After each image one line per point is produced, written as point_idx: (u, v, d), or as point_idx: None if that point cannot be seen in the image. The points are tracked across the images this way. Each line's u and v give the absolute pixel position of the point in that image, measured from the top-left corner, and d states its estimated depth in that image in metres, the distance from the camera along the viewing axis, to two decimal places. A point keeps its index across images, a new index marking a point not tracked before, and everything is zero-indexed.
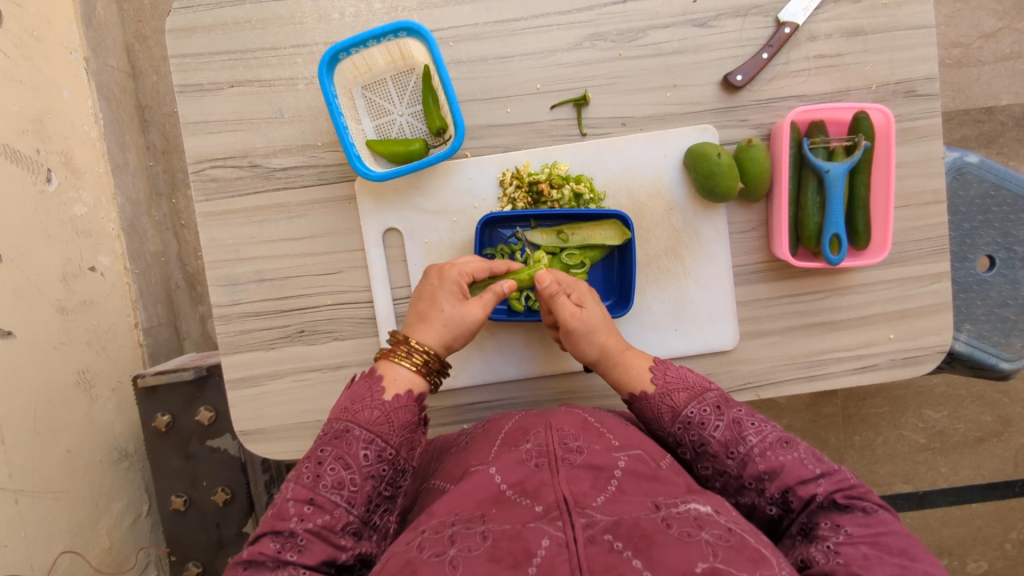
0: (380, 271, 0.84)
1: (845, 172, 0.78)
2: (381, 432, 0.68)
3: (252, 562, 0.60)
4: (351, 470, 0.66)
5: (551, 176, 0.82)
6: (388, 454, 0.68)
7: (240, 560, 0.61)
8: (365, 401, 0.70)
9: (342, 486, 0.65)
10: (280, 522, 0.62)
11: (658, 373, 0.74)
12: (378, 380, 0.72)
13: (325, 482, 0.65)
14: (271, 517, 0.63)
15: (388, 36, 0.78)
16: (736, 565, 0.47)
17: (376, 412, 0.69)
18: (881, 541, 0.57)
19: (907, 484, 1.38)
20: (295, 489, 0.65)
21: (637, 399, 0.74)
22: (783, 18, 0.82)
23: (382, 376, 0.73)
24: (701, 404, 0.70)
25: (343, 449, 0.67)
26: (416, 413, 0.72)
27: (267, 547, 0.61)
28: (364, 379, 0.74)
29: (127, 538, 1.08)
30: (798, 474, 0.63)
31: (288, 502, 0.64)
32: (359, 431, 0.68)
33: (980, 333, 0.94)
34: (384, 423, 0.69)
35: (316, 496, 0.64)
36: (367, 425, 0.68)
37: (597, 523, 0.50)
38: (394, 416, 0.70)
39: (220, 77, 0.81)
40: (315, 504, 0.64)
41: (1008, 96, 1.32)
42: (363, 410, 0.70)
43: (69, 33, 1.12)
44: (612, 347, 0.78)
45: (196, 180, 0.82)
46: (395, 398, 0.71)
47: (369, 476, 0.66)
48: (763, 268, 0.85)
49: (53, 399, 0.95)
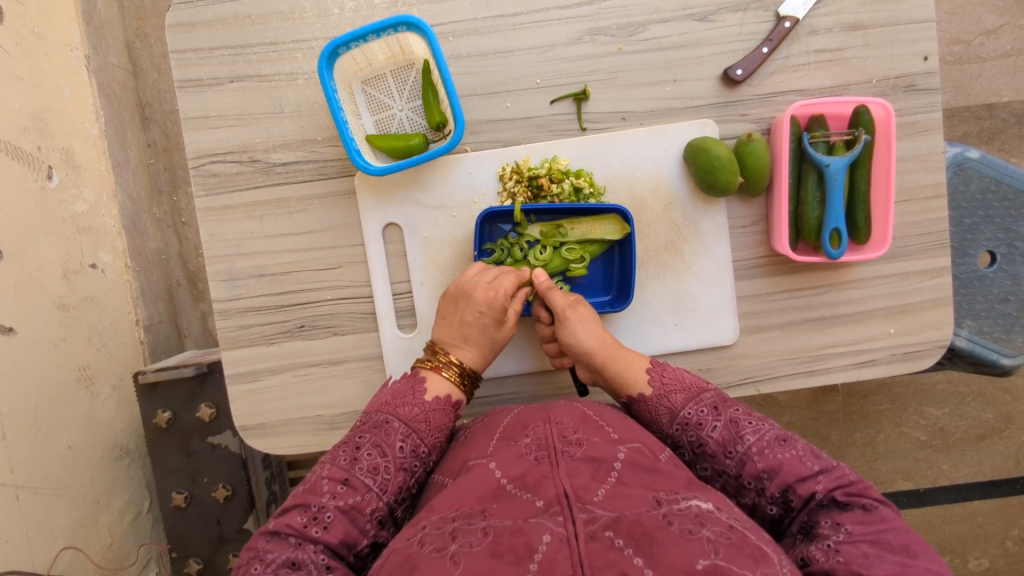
0: (380, 267, 0.84)
1: (844, 166, 0.78)
2: (418, 429, 0.70)
3: (276, 535, 0.61)
4: (387, 458, 0.66)
5: (550, 171, 0.82)
6: (422, 452, 0.69)
7: (266, 530, 0.61)
8: (406, 399, 0.72)
9: (376, 472, 0.66)
10: (312, 497, 0.63)
11: (655, 375, 0.75)
12: (420, 382, 0.74)
13: (361, 465, 0.66)
14: (304, 492, 0.64)
15: (388, 31, 0.77)
16: (739, 562, 0.47)
17: (417, 410, 0.71)
18: (883, 538, 0.56)
19: (908, 481, 1.38)
20: (330, 468, 0.65)
21: (635, 402, 0.75)
22: (783, 12, 0.82)
23: (423, 378, 0.75)
24: (698, 405, 0.70)
25: (381, 438, 0.68)
26: (451, 420, 0.73)
27: (295, 520, 0.61)
28: (406, 378, 0.75)
29: (128, 535, 1.08)
30: (797, 472, 0.63)
31: (323, 479, 0.65)
32: (398, 424, 0.69)
33: (980, 330, 0.93)
34: (422, 421, 0.70)
35: (351, 478, 0.65)
36: (408, 419, 0.70)
37: (598, 519, 0.50)
38: (432, 416, 0.71)
39: (220, 73, 0.81)
40: (349, 484, 0.64)
41: (1008, 92, 1.32)
42: (404, 406, 0.71)
43: (69, 30, 1.12)
44: (608, 346, 0.78)
45: (196, 175, 0.82)
46: (436, 400, 0.73)
47: (401, 469, 0.67)
48: (763, 263, 0.85)
49: (54, 395, 0.95)
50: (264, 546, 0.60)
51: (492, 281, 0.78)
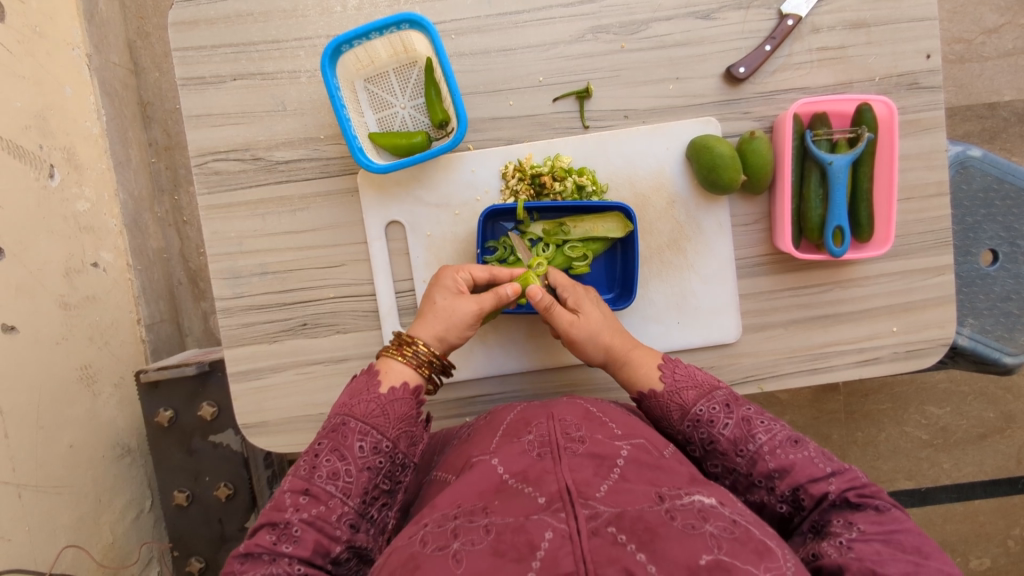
0: (383, 265, 0.84)
1: (847, 164, 0.78)
2: (377, 424, 0.68)
3: (249, 556, 0.61)
4: (346, 461, 0.66)
5: (553, 168, 0.82)
6: (385, 446, 0.68)
7: (238, 553, 0.61)
8: (362, 396, 0.71)
9: (337, 476, 0.65)
10: (277, 513, 0.63)
11: (668, 371, 0.74)
12: (375, 375, 0.73)
13: (321, 473, 0.65)
14: (270, 508, 0.64)
15: (391, 29, 0.77)
16: (742, 558, 0.47)
17: (373, 405, 0.69)
18: (895, 539, 0.56)
19: (910, 480, 1.38)
20: (292, 480, 0.65)
21: (646, 398, 0.74)
22: (786, 10, 0.82)
23: (378, 370, 0.74)
24: (711, 402, 0.70)
25: (339, 441, 0.67)
26: (414, 408, 0.72)
27: (263, 539, 0.61)
28: (364, 375, 0.74)
29: (129, 533, 1.08)
30: (809, 472, 0.63)
31: (285, 493, 0.64)
32: (355, 423, 0.68)
33: (983, 328, 0.93)
34: (380, 415, 0.69)
35: (312, 487, 0.64)
36: (363, 417, 0.68)
37: (600, 515, 0.50)
38: (390, 409, 0.70)
39: (222, 71, 0.81)
40: (311, 494, 0.64)
41: (1010, 91, 1.32)
42: (360, 404, 0.70)
43: (71, 29, 1.12)
44: (618, 347, 0.78)
45: (199, 173, 0.82)
46: (391, 391, 0.71)
47: (365, 468, 0.66)
48: (766, 261, 0.85)
49: (56, 394, 0.95)
50: (238, 569, 0.60)
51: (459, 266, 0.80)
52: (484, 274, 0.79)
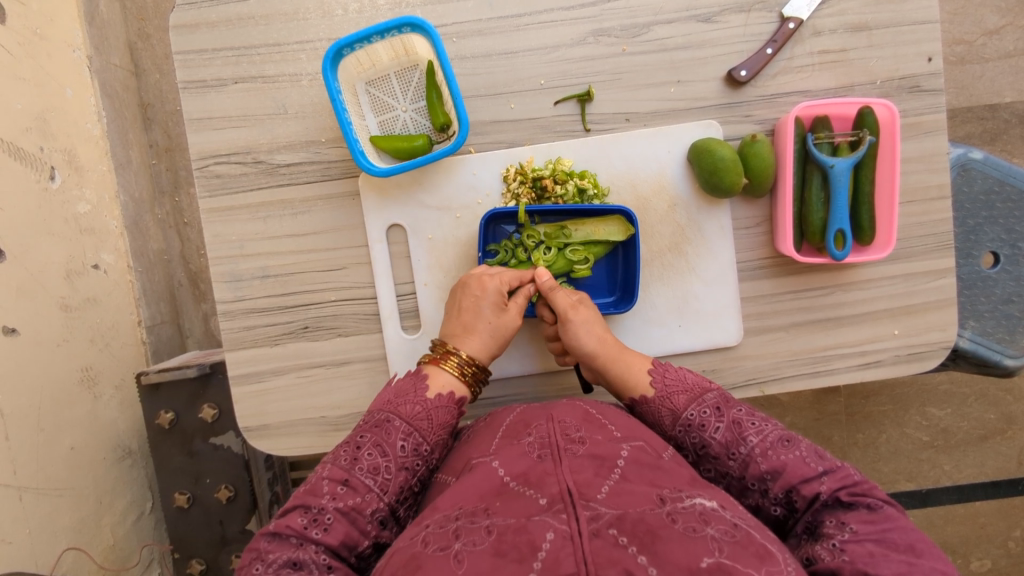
0: (384, 267, 0.84)
1: (849, 167, 0.78)
2: (421, 427, 0.69)
3: (277, 536, 0.60)
4: (387, 458, 0.66)
5: (555, 171, 0.82)
6: (425, 450, 0.69)
7: (268, 531, 0.61)
8: (407, 397, 0.71)
9: (377, 472, 0.65)
10: (312, 498, 0.63)
11: (658, 376, 0.74)
12: (422, 378, 0.73)
13: (361, 466, 0.65)
14: (304, 493, 0.64)
15: (392, 32, 0.77)
16: (743, 561, 0.47)
17: (419, 408, 0.70)
18: (888, 538, 0.56)
19: (911, 482, 1.38)
20: (331, 468, 0.65)
21: (638, 403, 0.75)
22: (787, 13, 0.81)
23: (426, 376, 0.74)
24: (701, 406, 0.70)
25: (382, 437, 0.67)
26: (454, 417, 0.72)
27: (295, 521, 0.61)
28: (408, 376, 0.75)
29: (131, 535, 1.08)
30: (801, 473, 0.63)
31: (323, 480, 0.64)
32: (400, 423, 0.69)
33: (984, 330, 0.93)
34: (424, 420, 0.70)
35: (351, 478, 0.64)
36: (409, 418, 0.69)
37: (601, 517, 0.50)
38: (435, 414, 0.71)
39: (224, 73, 0.81)
40: (349, 485, 0.64)
41: (1011, 92, 1.32)
42: (406, 404, 0.70)
43: (72, 30, 1.12)
44: (610, 345, 0.78)
45: (201, 176, 0.82)
46: (438, 397, 0.72)
47: (402, 468, 0.67)
48: (767, 264, 0.85)
49: (57, 395, 0.95)
50: (265, 548, 0.60)
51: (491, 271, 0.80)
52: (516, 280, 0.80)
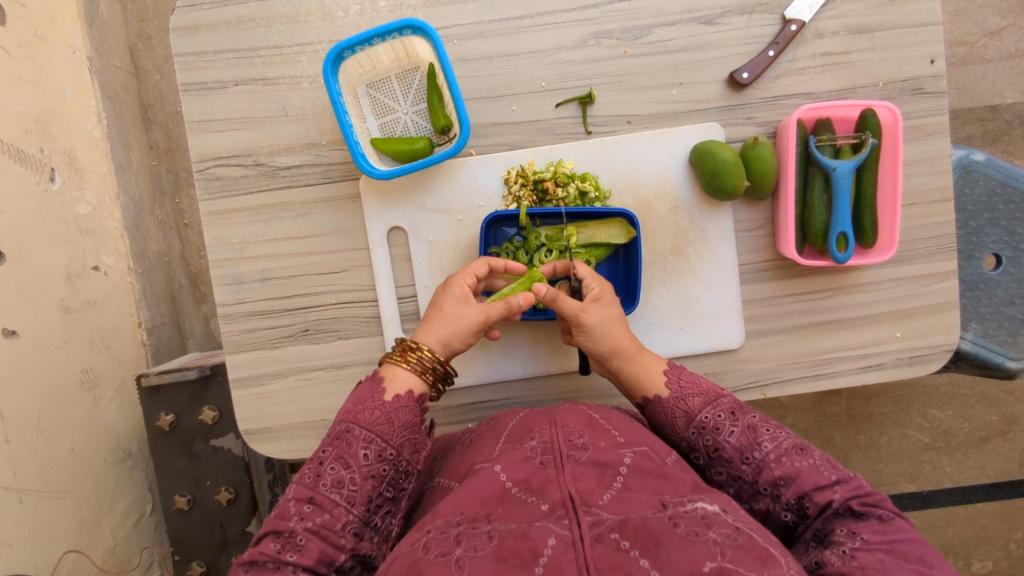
0: (385, 270, 0.84)
1: (851, 170, 0.78)
2: (381, 432, 0.68)
3: (253, 564, 0.60)
4: (351, 469, 0.66)
5: (556, 174, 0.82)
6: (389, 454, 0.68)
7: (242, 561, 0.61)
8: (366, 402, 0.70)
9: (341, 485, 0.65)
10: (282, 522, 0.62)
11: (673, 377, 0.74)
12: (379, 382, 0.72)
13: (325, 481, 0.65)
14: (274, 518, 0.64)
15: (393, 34, 0.77)
16: (746, 564, 0.47)
17: (377, 413, 0.69)
18: (898, 548, 0.56)
19: (912, 483, 1.37)
20: (296, 488, 0.65)
21: (650, 403, 0.74)
22: (790, 15, 0.81)
23: (382, 377, 0.73)
24: (715, 409, 0.70)
25: (343, 449, 0.67)
26: (418, 415, 0.72)
27: (267, 547, 0.61)
28: (369, 381, 0.74)
29: (131, 537, 1.08)
30: (814, 480, 0.63)
31: (289, 502, 0.64)
32: (359, 431, 0.68)
33: (986, 333, 0.93)
34: (384, 423, 0.69)
35: (316, 496, 0.64)
36: (368, 424, 0.68)
37: (603, 522, 0.50)
38: (394, 416, 0.70)
39: (224, 76, 0.81)
40: (315, 503, 0.64)
41: (1013, 93, 1.32)
42: (364, 411, 0.70)
43: (72, 32, 1.12)
44: (626, 346, 0.77)
45: (201, 178, 0.82)
46: (395, 398, 0.71)
47: (369, 476, 0.66)
48: (769, 267, 0.85)
49: (57, 398, 0.94)
50: None
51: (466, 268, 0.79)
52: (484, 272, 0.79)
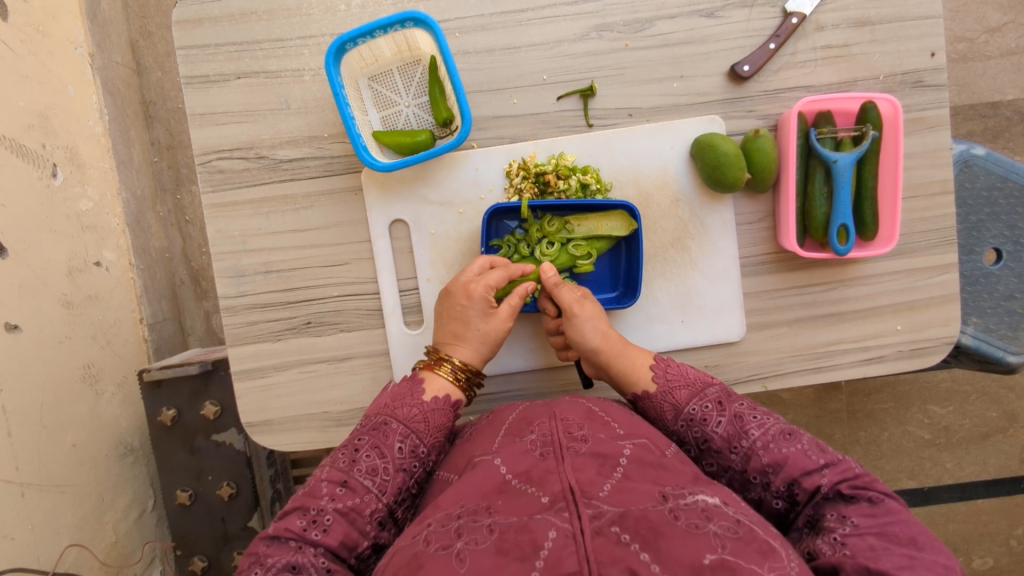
0: (386, 263, 0.84)
1: (851, 163, 0.78)
2: (417, 429, 0.69)
3: (277, 539, 0.61)
4: (385, 459, 0.66)
5: (557, 167, 0.82)
6: (421, 453, 0.69)
7: (267, 535, 0.62)
8: (404, 399, 0.72)
9: (375, 473, 0.66)
10: (312, 500, 0.63)
11: (659, 371, 0.74)
12: (419, 383, 0.73)
13: (360, 467, 0.66)
14: (302, 495, 0.64)
15: (395, 27, 0.77)
16: (746, 557, 0.47)
17: (415, 410, 0.70)
18: (889, 531, 0.56)
19: (912, 479, 1.37)
20: (330, 471, 0.66)
21: (639, 399, 0.75)
22: (790, 9, 0.82)
23: (423, 380, 0.74)
24: (703, 400, 0.70)
25: (380, 439, 0.68)
26: (450, 420, 0.73)
27: (294, 524, 0.62)
28: (406, 380, 0.75)
29: (133, 533, 1.08)
30: (802, 466, 0.63)
31: (322, 482, 0.65)
32: (397, 425, 0.69)
33: (987, 327, 0.93)
34: (421, 421, 0.70)
35: (350, 480, 0.65)
36: (406, 420, 0.69)
37: (603, 515, 0.50)
38: (431, 417, 0.71)
39: (226, 69, 0.81)
40: (348, 486, 0.64)
41: (1013, 90, 1.32)
42: (403, 406, 0.71)
43: (74, 28, 1.12)
44: (613, 337, 0.78)
45: (203, 171, 0.82)
46: (434, 399, 0.72)
47: (400, 469, 0.67)
48: (770, 259, 0.85)
49: (59, 392, 0.95)
50: (265, 551, 0.60)
51: (468, 275, 0.78)
52: (502, 278, 0.78)
